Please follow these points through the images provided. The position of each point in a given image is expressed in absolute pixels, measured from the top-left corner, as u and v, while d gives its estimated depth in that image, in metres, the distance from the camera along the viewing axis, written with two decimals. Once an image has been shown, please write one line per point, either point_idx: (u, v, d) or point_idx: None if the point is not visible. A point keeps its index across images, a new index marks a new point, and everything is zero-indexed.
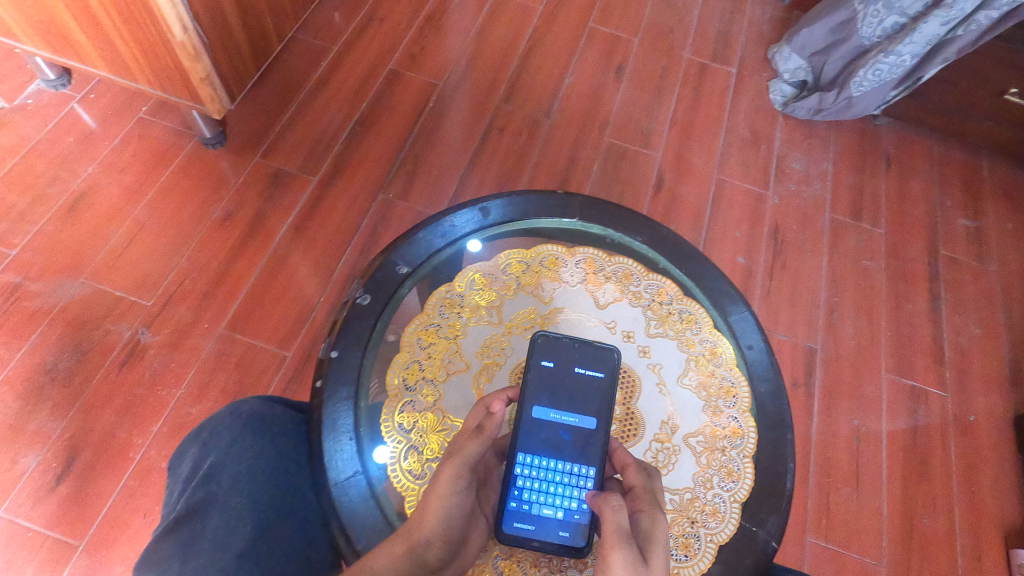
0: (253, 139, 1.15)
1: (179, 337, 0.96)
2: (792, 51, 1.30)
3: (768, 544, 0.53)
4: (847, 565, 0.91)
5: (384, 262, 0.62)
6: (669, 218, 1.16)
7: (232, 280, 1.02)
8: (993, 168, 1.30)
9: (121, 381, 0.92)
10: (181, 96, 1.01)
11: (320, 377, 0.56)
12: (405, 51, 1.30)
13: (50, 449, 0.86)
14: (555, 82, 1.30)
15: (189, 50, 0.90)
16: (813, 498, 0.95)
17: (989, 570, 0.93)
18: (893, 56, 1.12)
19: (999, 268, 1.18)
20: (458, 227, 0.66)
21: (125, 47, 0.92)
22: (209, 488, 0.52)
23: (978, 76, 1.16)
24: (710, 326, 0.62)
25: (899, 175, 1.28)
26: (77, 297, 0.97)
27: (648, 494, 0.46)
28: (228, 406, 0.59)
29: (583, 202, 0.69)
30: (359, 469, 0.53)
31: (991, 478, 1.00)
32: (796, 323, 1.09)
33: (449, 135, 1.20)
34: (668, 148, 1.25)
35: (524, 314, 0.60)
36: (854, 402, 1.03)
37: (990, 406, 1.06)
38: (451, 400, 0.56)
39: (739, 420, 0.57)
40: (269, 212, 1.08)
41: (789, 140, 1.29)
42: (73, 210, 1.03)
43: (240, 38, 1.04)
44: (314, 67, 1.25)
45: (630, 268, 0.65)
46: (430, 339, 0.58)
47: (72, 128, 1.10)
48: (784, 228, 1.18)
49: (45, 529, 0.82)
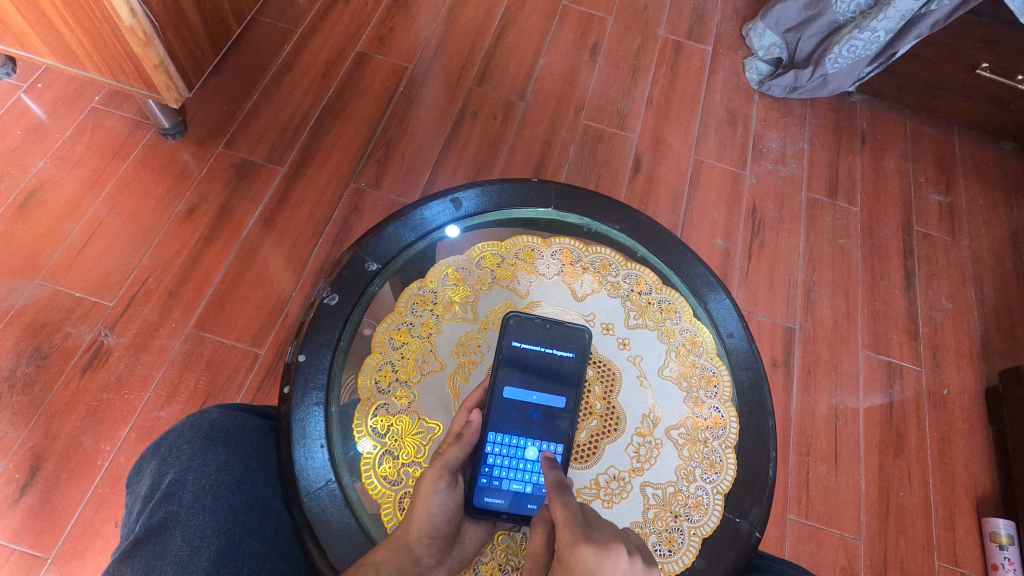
0: (215, 128, 1.10)
1: (145, 338, 0.92)
2: (766, 27, 1.28)
3: (751, 535, 0.53)
4: (828, 541, 0.92)
5: (352, 259, 0.59)
6: (647, 201, 1.15)
7: (199, 276, 0.98)
8: (965, 143, 1.31)
9: (85, 386, 0.88)
10: (134, 84, 0.96)
11: (287, 382, 0.54)
12: (372, 33, 1.25)
13: (13, 458, 0.83)
14: (529, 63, 1.26)
15: (140, 35, 0.85)
16: (794, 476, 0.96)
17: (962, 539, 0.95)
18: (868, 32, 1.12)
19: (970, 243, 1.20)
20: (430, 219, 0.63)
21: (70, 33, 0.86)
22: (169, 507, 0.50)
23: (950, 51, 1.16)
24: (690, 315, 0.61)
25: (874, 152, 1.28)
26: (33, 300, 0.92)
27: (566, 530, 0.37)
28: (189, 418, 0.57)
29: (557, 190, 0.67)
30: (331, 478, 0.51)
31: (963, 450, 1.02)
32: (775, 303, 1.09)
33: (421, 119, 1.17)
34: (645, 130, 1.23)
35: (500, 308, 0.59)
36: (832, 380, 1.04)
37: (962, 379, 1.08)
38: (427, 401, 0.54)
39: (720, 410, 0.57)
40: (236, 204, 1.04)
41: (765, 118, 1.28)
42: (25, 208, 0.98)
43: (195, 21, 0.98)
44: (277, 50, 1.19)
45: (607, 257, 0.63)
46: (403, 339, 0.56)
47: (19, 119, 1.04)
48: (762, 208, 1.18)
49: (10, 543, 0.78)
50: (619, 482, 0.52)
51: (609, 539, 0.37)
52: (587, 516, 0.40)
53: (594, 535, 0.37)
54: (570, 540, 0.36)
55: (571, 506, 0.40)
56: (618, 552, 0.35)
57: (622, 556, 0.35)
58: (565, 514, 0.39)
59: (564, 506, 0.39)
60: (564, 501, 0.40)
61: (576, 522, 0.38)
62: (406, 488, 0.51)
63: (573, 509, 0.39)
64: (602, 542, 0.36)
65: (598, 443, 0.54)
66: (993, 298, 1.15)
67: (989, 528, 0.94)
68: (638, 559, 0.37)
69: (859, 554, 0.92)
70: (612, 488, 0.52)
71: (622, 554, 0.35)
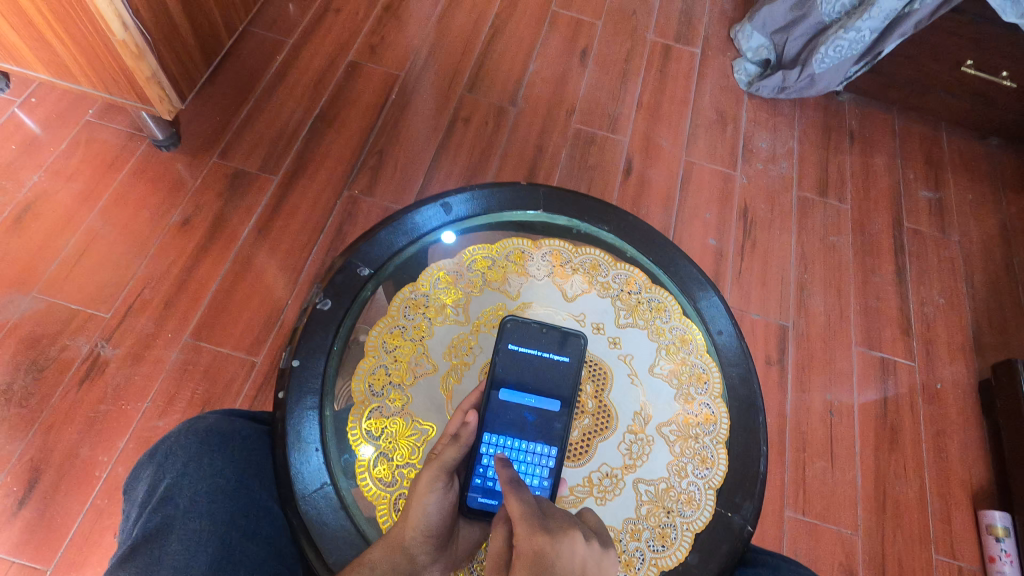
0: (208, 139, 1.11)
1: (142, 349, 0.93)
2: (753, 29, 1.30)
3: (743, 529, 0.53)
4: (826, 537, 0.93)
5: (345, 264, 0.60)
6: (639, 203, 1.16)
7: (195, 286, 0.98)
8: (953, 139, 1.32)
9: (82, 398, 0.88)
10: (127, 97, 0.97)
11: (282, 388, 0.54)
12: (364, 41, 1.26)
13: (10, 471, 0.83)
14: (520, 69, 1.28)
15: (132, 49, 0.86)
16: (790, 473, 0.96)
17: (958, 532, 0.96)
18: (853, 32, 1.14)
19: (960, 239, 1.21)
20: (422, 223, 0.64)
21: (63, 48, 0.87)
22: (166, 512, 0.51)
23: (935, 49, 1.17)
24: (680, 313, 0.62)
25: (863, 150, 1.29)
26: (30, 313, 0.92)
27: (523, 524, 0.38)
28: (184, 424, 0.58)
29: (547, 193, 0.68)
30: (327, 480, 0.52)
31: (958, 444, 1.02)
32: (768, 301, 1.10)
33: (413, 127, 1.18)
34: (636, 133, 1.24)
35: (491, 310, 0.59)
36: (826, 376, 1.05)
37: (956, 373, 1.08)
38: (420, 402, 0.54)
39: (711, 406, 0.57)
40: (230, 214, 1.05)
41: (755, 119, 1.29)
42: (20, 221, 0.98)
43: (187, 34, 0.99)
44: (269, 61, 1.20)
45: (597, 258, 0.64)
46: (396, 342, 0.56)
47: (15, 133, 1.05)
48: (752, 207, 1.19)
49: (9, 556, 0.78)
50: (612, 480, 0.53)
51: (565, 527, 0.39)
52: (541, 506, 0.40)
53: (549, 525, 0.38)
54: (528, 535, 0.37)
55: (526, 497, 0.40)
56: (573, 538, 0.38)
57: (579, 540, 0.38)
58: (520, 508, 0.39)
59: (519, 500, 0.39)
60: (520, 495, 0.40)
61: (531, 515, 0.38)
62: (401, 489, 0.51)
63: (528, 502, 0.39)
64: (559, 531, 0.38)
65: (590, 441, 0.54)
66: (984, 292, 1.16)
67: (984, 521, 0.95)
68: (593, 541, 0.39)
69: (857, 548, 0.93)
70: (605, 485, 0.53)
71: (577, 539, 0.38)
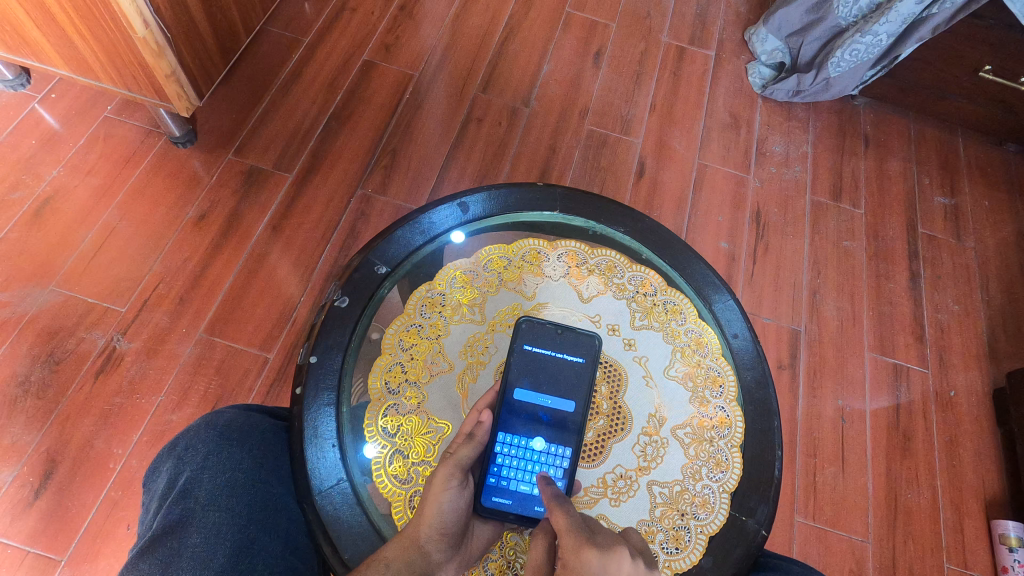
0: (224, 136, 1.12)
1: (156, 343, 0.94)
2: (769, 32, 1.29)
3: (757, 533, 0.53)
4: (836, 543, 0.92)
5: (362, 262, 0.61)
6: (651, 205, 1.16)
7: (209, 281, 0.99)
8: (970, 145, 1.31)
9: (98, 390, 0.89)
10: (146, 94, 0.98)
11: (299, 384, 0.55)
12: (379, 41, 1.27)
13: (27, 462, 0.84)
14: (533, 70, 1.28)
15: (152, 46, 0.87)
16: (800, 479, 0.96)
17: (970, 541, 0.95)
18: (870, 36, 1.13)
19: (976, 245, 1.20)
20: (438, 223, 0.64)
21: (84, 45, 0.88)
22: (186, 504, 0.51)
23: (953, 54, 1.16)
24: (695, 316, 0.61)
25: (878, 154, 1.28)
26: (47, 306, 0.93)
27: (569, 536, 0.39)
28: (203, 418, 0.58)
29: (563, 194, 0.68)
30: (343, 476, 0.52)
31: (972, 452, 1.02)
32: (780, 305, 1.10)
33: (427, 126, 1.18)
34: (649, 135, 1.24)
35: (507, 310, 0.60)
36: (838, 382, 1.04)
37: (970, 381, 1.07)
38: (436, 401, 0.55)
39: (725, 409, 0.57)
40: (245, 211, 1.06)
41: (769, 122, 1.29)
42: (39, 215, 0.99)
43: (206, 32, 1.00)
44: (285, 60, 1.21)
45: (613, 260, 0.64)
46: (412, 340, 0.57)
47: (35, 129, 1.06)
48: (765, 211, 1.19)
49: (25, 545, 0.80)
50: (626, 481, 0.53)
51: (612, 543, 0.39)
52: (587, 523, 0.42)
53: (596, 539, 0.39)
54: (573, 546, 0.38)
55: (572, 513, 0.41)
56: (621, 556, 0.37)
57: (626, 558, 0.37)
58: (567, 522, 0.40)
59: (565, 514, 0.41)
60: (566, 510, 0.41)
61: (579, 529, 0.40)
62: (416, 486, 0.52)
63: (574, 517, 0.41)
64: (606, 546, 0.38)
65: (605, 443, 0.54)
66: (999, 299, 1.15)
67: (998, 530, 0.94)
68: (640, 560, 0.39)
69: (867, 555, 0.92)
70: (619, 487, 0.53)
71: (626, 558, 0.37)
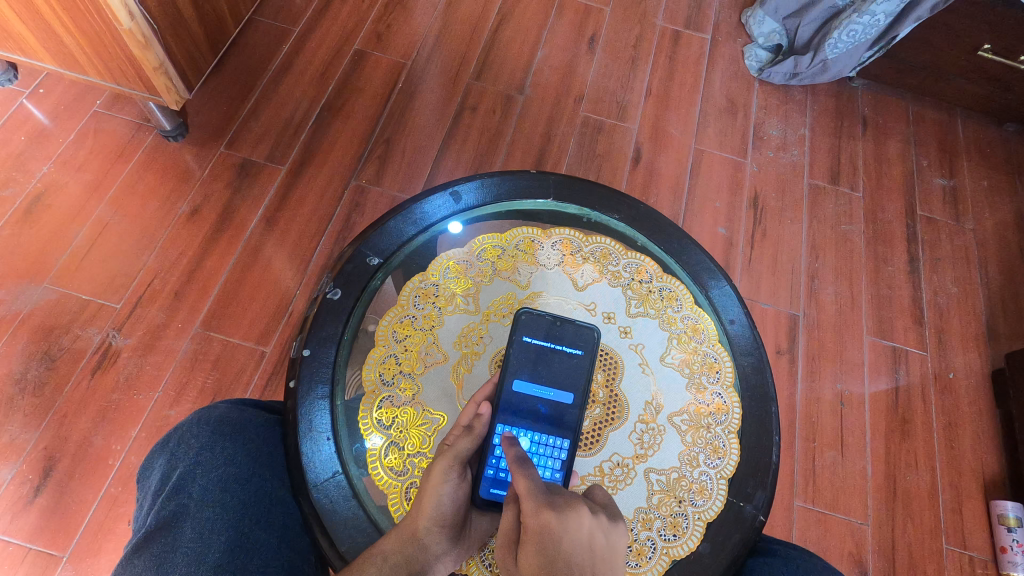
0: (216, 129, 1.10)
1: (153, 338, 0.93)
2: (765, 14, 1.27)
3: (755, 518, 0.53)
4: (835, 527, 0.93)
5: (354, 254, 0.60)
6: (647, 192, 1.15)
7: (204, 276, 0.98)
8: (968, 126, 1.30)
9: (95, 387, 0.89)
10: (134, 87, 0.96)
11: (293, 377, 0.55)
12: (370, 30, 1.25)
13: (24, 461, 0.84)
14: (527, 56, 1.26)
15: (138, 37, 0.85)
16: (799, 464, 0.96)
17: (970, 523, 0.95)
18: (867, 16, 1.11)
19: (975, 227, 1.19)
20: (431, 212, 0.63)
21: (69, 37, 0.87)
22: (180, 500, 0.51)
23: (953, 33, 1.14)
24: (691, 302, 0.61)
25: (876, 137, 1.27)
26: (41, 304, 0.93)
27: (528, 498, 0.40)
28: (196, 413, 0.58)
29: (557, 181, 0.67)
30: (338, 469, 0.52)
31: (970, 434, 1.02)
32: (778, 290, 1.09)
33: (421, 115, 1.17)
34: (645, 120, 1.22)
35: (502, 300, 0.59)
36: (837, 366, 1.04)
37: (968, 363, 1.07)
38: (431, 392, 0.54)
39: (722, 395, 0.57)
40: (239, 204, 1.05)
41: (765, 106, 1.27)
42: (30, 213, 0.98)
43: (193, 22, 0.99)
44: (275, 50, 1.20)
45: (608, 247, 0.63)
46: (406, 332, 0.56)
47: (24, 124, 1.05)
48: (763, 195, 1.18)
49: (26, 543, 0.80)
50: (624, 469, 0.53)
51: (571, 501, 0.40)
52: (549, 483, 0.42)
53: (557, 499, 0.40)
54: (533, 507, 0.39)
55: (533, 475, 0.41)
56: (580, 512, 0.39)
57: (585, 514, 0.39)
58: (527, 485, 0.40)
59: (526, 478, 0.41)
60: (527, 472, 0.41)
61: (539, 490, 0.40)
62: (412, 478, 0.52)
63: (535, 478, 0.41)
64: (565, 506, 0.39)
65: (601, 431, 0.54)
66: (998, 281, 1.15)
67: (997, 511, 0.94)
68: (602, 514, 0.40)
69: (867, 539, 0.92)
70: (617, 475, 0.52)
71: (584, 513, 0.39)
